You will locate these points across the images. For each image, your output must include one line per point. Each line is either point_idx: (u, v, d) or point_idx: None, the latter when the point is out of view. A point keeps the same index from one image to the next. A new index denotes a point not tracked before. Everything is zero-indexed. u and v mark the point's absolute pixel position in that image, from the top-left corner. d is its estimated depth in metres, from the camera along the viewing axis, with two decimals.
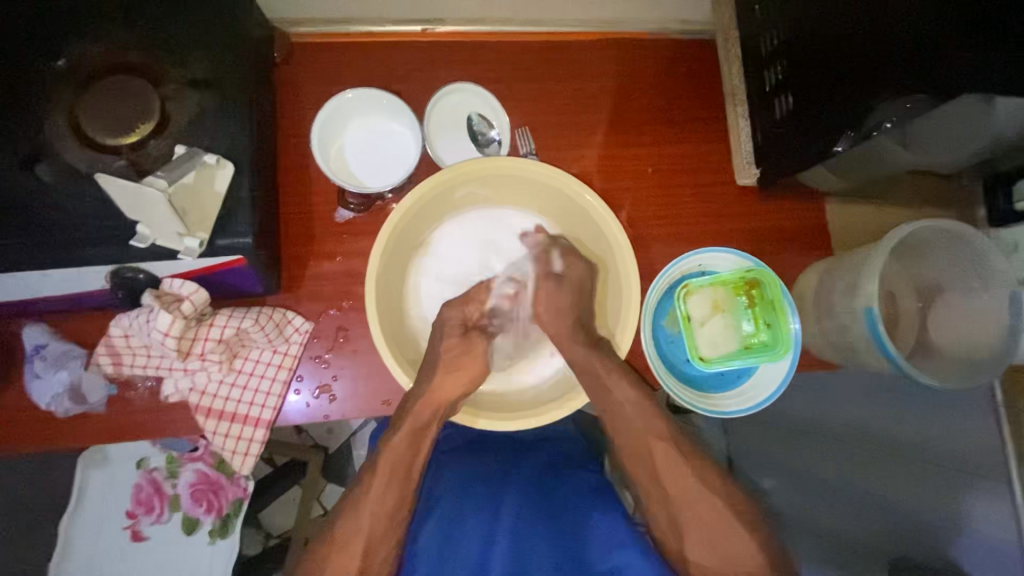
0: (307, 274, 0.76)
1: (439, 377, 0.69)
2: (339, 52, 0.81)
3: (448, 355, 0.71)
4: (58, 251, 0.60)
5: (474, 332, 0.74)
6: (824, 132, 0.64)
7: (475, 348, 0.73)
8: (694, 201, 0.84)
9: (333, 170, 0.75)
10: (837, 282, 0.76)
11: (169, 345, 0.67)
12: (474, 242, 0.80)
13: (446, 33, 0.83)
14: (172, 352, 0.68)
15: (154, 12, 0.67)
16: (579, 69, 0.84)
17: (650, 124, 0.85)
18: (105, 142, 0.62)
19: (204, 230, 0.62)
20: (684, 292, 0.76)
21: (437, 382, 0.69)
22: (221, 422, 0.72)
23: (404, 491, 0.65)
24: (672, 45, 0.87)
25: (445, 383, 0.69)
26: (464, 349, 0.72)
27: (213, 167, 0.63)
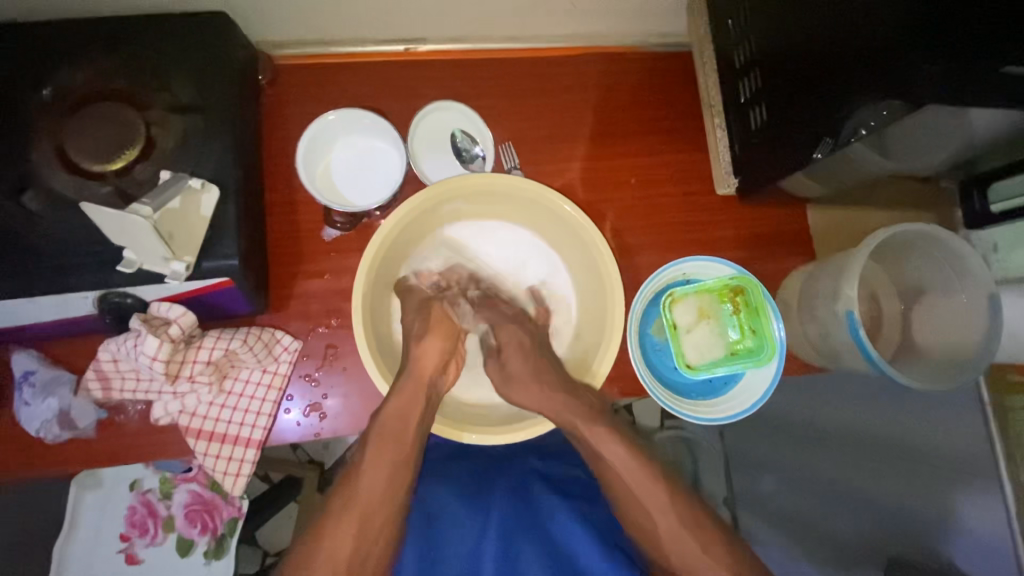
0: (295, 293, 0.76)
1: (415, 358, 0.71)
2: (324, 73, 0.82)
3: (423, 356, 0.71)
4: (48, 278, 0.61)
5: (435, 304, 0.76)
6: (802, 141, 0.65)
7: (435, 315, 0.75)
8: (678, 210, 0.86)
9: (319, 191, 0.76)
10: (820, 287, 0.77)
11: (157, 368, 0.67)
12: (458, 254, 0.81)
13: (429, 51, 0.84)
14: (161, 375, 0.68)
15: (136, 40, 0.68)
16: (560, 84, 0.86)
17: (632, 136, 0.86)
18: (90, 169, 0.63)
19: (191, 253, 0.62)
20: (669, 300, 0.77)
21: (413, 356, 0.71)
22: (212, 443, 0.72)
23: (390, 506, 0.65)
24: (650, 58, 0.88)
25: (421, 354, 0.71)
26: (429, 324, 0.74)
27: (198, 191, 0.63)
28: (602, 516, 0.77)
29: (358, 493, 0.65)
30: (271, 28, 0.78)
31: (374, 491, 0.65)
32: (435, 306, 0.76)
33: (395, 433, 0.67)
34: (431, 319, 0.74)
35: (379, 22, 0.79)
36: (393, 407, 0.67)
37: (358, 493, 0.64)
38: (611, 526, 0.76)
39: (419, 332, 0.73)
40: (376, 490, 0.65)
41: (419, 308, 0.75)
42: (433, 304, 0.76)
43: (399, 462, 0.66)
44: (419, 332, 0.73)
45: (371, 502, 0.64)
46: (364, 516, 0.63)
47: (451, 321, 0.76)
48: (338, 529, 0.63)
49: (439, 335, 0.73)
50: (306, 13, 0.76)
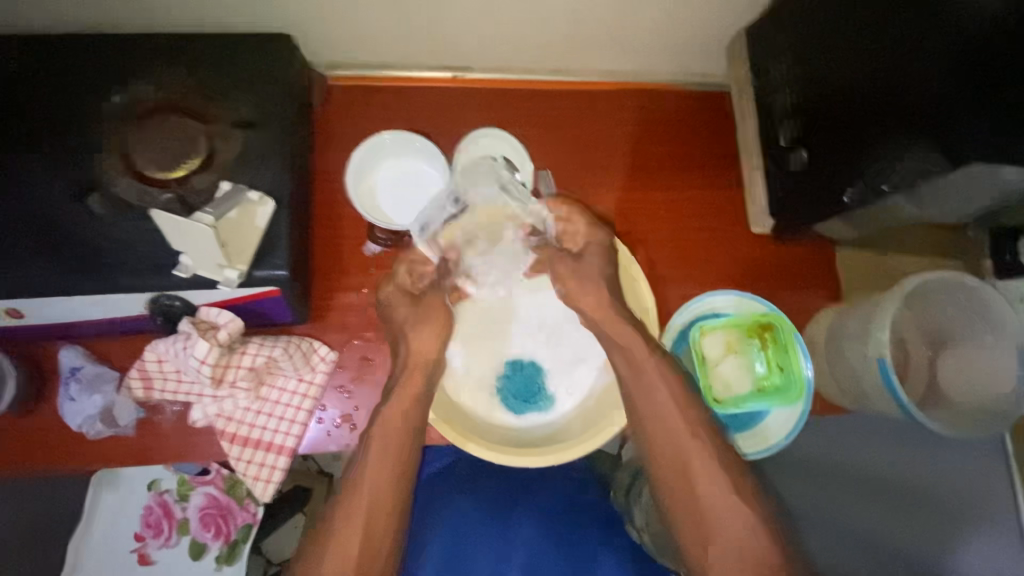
0: (334, 305, 0.78)
1: (410, 345, 0.73)
2: (375, 96, 0.86)
3: (421, 343, 0.73)
4: (109, 278, 0.64)
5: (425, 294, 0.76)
6: (848, 184, 0.66)
7: (436, 302, 0.76)
8: (709, 245, 0.87)
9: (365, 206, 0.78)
10: (848, 330, 0.79)
11: (204, 372, 0.68)
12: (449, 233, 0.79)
13: (475, 80, 0.88)
14: (206, 379, 0.69)
15: (205, 57, 0.72)
16: (598, 117, 0.89)
17: (667, 169, 0.88)
18: (156, 175, 0.66)
19: (244, 262, 0.64)
20: (698, 333, 0.78)
21: (410, 344, 0.73)
22: (245, 448, 0.73)
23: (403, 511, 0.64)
24: (688, 96, 0.91)
25: (417, 342, 0.73)
26: (424, 313, 0.75)
27: (255, 204, 0.66)
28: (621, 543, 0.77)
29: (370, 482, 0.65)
30: (328, 52, 0.82)
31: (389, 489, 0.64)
32: (434, 295, 0.77)
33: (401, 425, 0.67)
34: (429, 307, 0.76)
35: (431, 51, 0.83)
36: (395, 405, 0.69)
37: (366, 487, 0.65)
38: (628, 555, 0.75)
39: (415, 322, 0.74)
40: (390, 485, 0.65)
41: (415, 301, 0.76)
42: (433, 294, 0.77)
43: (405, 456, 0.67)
44: (415, 321, 0.74)
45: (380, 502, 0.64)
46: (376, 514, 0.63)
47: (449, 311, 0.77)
48: (354, 525, 0.63)
49: (432, 325, 0.74)
50: (362, 38, 0.79)
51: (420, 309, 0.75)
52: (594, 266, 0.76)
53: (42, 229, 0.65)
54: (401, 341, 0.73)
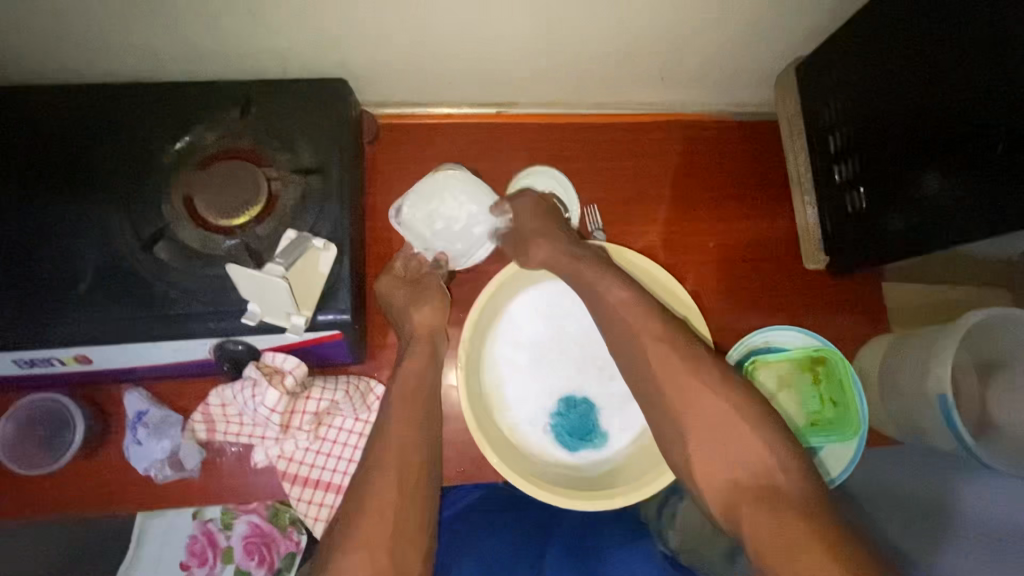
0: (388, 342, 0.79)
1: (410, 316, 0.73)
2: (423, 133, 0.87)
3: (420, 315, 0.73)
4: (178, 325, 0.65)
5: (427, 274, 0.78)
6: (910, 236, 0.66)
7: (429, 282, 0.77)
8: (756, 277, 0.88)
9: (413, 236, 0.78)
10: (902, 363, 0.78)
11: (274, 420, 0.70)
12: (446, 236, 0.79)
13: (520, 115, 0.89)
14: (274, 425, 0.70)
15: (262, 101, 0.73)
16: (642, 150, 0.90)
17: (711, 200, 0.89)
18: (217, 223, 0.67)
19: (309, 308, 0.65)
20: (752, 367, 0.78)
21: (409, 319, 0.73)
22: (305, 488, 0.73)
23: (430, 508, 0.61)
24: (731, 128, 0.91)
25: (416, 317, 0.73)
26: (417, 293, 0.75)
27: (319, 250, 0.66)
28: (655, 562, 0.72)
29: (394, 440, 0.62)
30: (378, 91, 0.83)
31: (416, 473, 0.61)
32: (429, 278, 0.77)
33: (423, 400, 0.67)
34: (422, 291, 0.76)
35: (478, 88, 0.84)
36: (406, 372, 0.69)
37: None
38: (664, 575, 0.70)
39: (415, 301, 0.74)
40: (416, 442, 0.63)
41: (410, 286, 0.76)
42: (428, 277, 0.78)
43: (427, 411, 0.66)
44: (410, 300, 0.74)
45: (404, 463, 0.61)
46: (415, 498, 0.60)
47: (441, 290, 0.77)
48: None
49: (432, 304, 0.74)
50: (414, 76, 0.80)
51: (421, 292, 0.75)
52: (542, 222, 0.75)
53: (110, 277, 0.66)
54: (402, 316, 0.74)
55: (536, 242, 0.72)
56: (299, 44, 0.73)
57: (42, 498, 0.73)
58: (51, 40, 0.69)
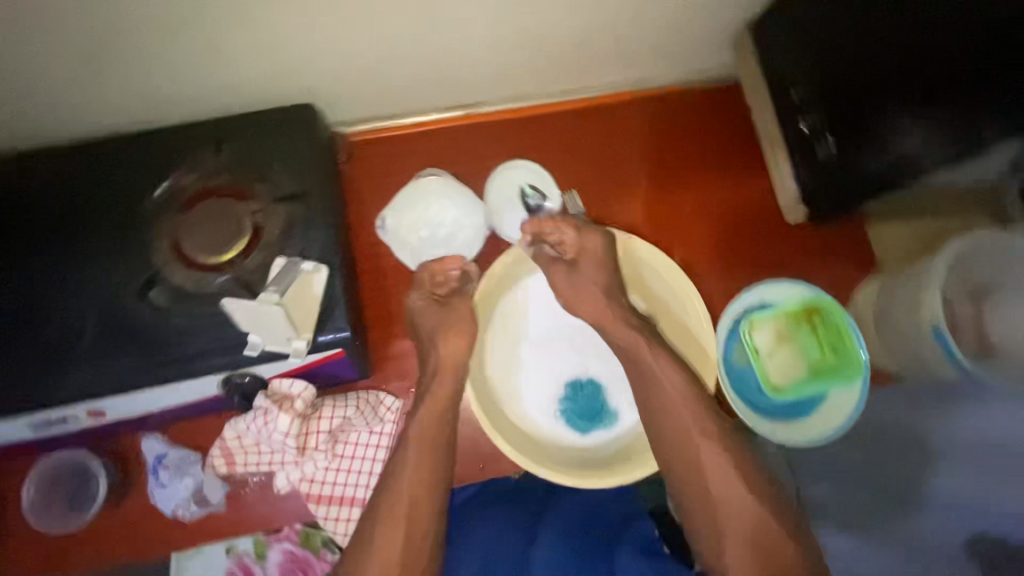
0: (391, 353, 0.80)
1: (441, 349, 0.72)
2: (396, 146, 0.88)
3: (452, 348, 0.72)
4: (185, 365, 0.66)
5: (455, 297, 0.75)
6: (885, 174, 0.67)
7: (460, 309, 0.74)
8: (742, 238, 0.89)
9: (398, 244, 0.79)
10: (897, 298, 0.80)
11: (290, 443, 0.70)
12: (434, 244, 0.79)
13: (490, 113, 0.90)
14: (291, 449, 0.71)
15: (236, 136, 0.74)
16: (613, 130, 0.91)
17: (688, 170, 0.90)
18: (205, 261, 0.69)
19: (309, 331, 0.66)
20: (749, 326, 0.81)
21: (437, 356, 0.72)
22: (331, 506, 0.74)
23: None
24: (699, 96, 0.92)
25: (445, 351, 0.72)
26: (451, 317, 0.73)
27: (310, 273, 0.68)
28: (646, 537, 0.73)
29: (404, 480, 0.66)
30: (347, 110, 0.84)
31: None
32: (462, 302, 0.75)
33: (436, 438, 0.69)
34: (455, 313, 0.74)
35: (444, 93, 0.85)
36: (433, 401, 0.70)
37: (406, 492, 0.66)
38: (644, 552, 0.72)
39: (447, 330, 0.72)
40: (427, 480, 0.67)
41: (443, 307, 0.74)
42: (458, 300, 0.75)
43: (441, 452, 0.68)
44: (448, 327, 0.73)
45: (417, 499, 0.65)
46: None
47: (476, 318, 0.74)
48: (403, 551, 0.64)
49: (463, 331, 0.73)
50: (380, 90, 0.81)
51: (451, 318, 0.74)
52: (594, 273, 0.75)
53: (110, 328, 0.67)
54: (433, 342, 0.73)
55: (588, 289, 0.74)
56: (260, 74, 0.73)
57: (76, 553, 0.74)
58: (21, 106, 0.71)
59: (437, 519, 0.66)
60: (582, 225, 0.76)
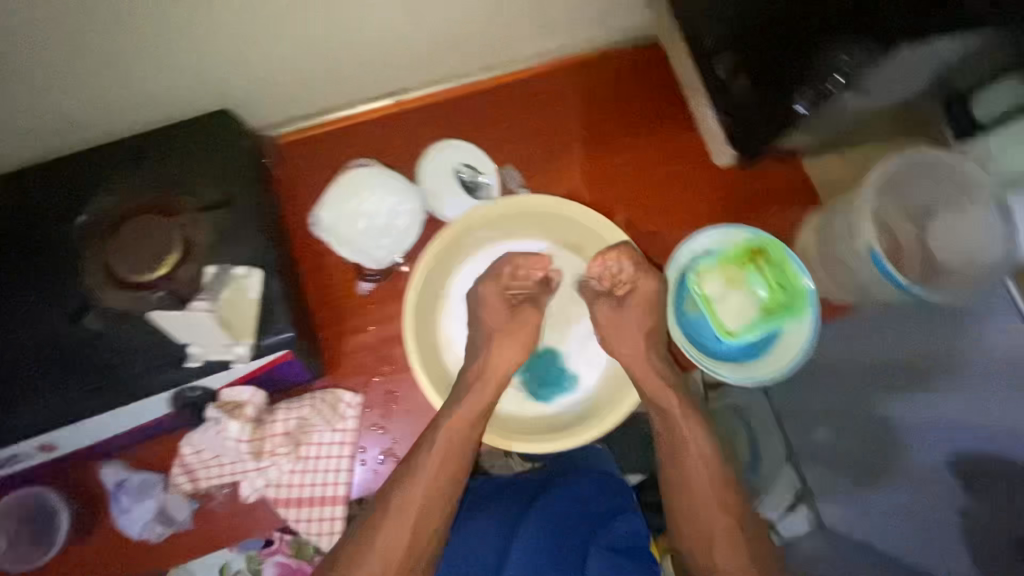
0: (345, 349, 0.79)
1: (487, 357, 0.70)
2: (326, 143, 0.88)
3: (495, 361, 0.70)
4: (129, 386, 0.65)
5: (522, 305, 0.73)
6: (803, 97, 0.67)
7: (525, 317, 0.72)
8: (683, 190, 0.89)
9: (338, 239, 0.77)
10: (835, 224, 0.81)
11: (243, 449, 0.72)
12: (377, 235, 0.78)
13: (416, 98, 0.89)
14: (246, 454, 0.72)
15: (158, 152, 0.73)
16: (543, 100, 0.91)
17: (621, 130, 0.90)
18: (136, 279, 0.60)
19: (249, 335, 0.66)
20: (696, 275, 0.82)
21: (487, 359, 0.70)
22: (301, 508, 0.74)
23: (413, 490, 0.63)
24: (623, 56, 0.92)
25: (495, 356, 0.70)
26: (509, 321, 0.72)
27: (244, 277, 0.68)
28: (636, 534, 0.70)
29: (419, 481, 0.64)
30: (271, 112, 0.83)
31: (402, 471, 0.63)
32: (528, 311, 0.73)
33: (458, 447, 0.66)
34: (516, 318, 0.72)
35: (366, 83, 0.84)
36: (468, 409, 0.67)
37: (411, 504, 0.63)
38: (633, 548, 0.68)
39: (503, 336, 0.71)
40: (444, 483, 0.64)
41: (510, 309, 0.73)
42: (525, 308, 0.73)
43: (466, 457, 0.66)
44: (492, 333, 0.71)
45: (428, 505, 0.63)
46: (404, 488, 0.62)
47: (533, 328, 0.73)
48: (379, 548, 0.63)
49: (517, 341, 0.71)
50: (300, 87, 0.80)
51: (512, 324, 0.72)
52: (640, 314, 0.72)
53: (46, 359, 0.66)
54: (482, 348, 0.71)
55: (633, 329, 0.72)
56: (171, 86, 0.72)
57: None
58: None
59: (441, 525, 0.63)
60: (643, 263, 0.73)
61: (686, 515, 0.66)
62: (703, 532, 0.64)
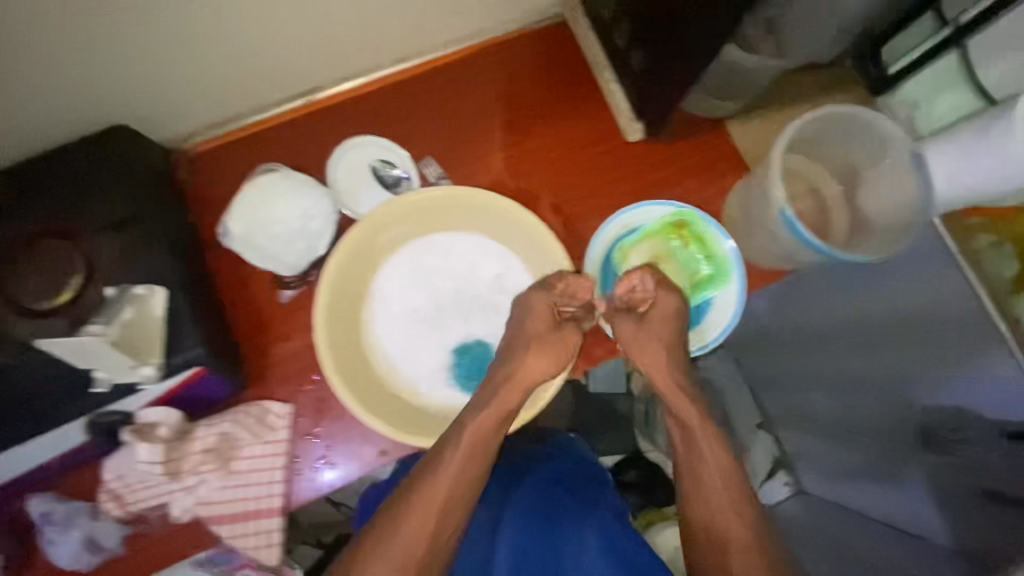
0: (271, 360, 0.78)
1: (523, 363, 0.66)
2: (238, 150, 0.85)
3: (529, 366, 0.66)
4: (36, 419, 0.63)
5: (565, 324, 0.70)
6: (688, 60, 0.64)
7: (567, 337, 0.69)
8: (607, 168, 0.88)
9: (246, 246, 0.76)
10: (754, 192, 0.79)
11: (158, 470, 0.70)
12: (289, 241, 0.76)
13: (327, 97, 0.86)
14: (162, 475, 0.71)
15: (52, 174, 0.71)
16: (459, 87, 0.88)
17: (540, 112, 0.88)
18: (42, 308, 0.59)
19: (156, 355, 0.65)
20: (621, 255, 0.80)
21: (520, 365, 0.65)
22: (236, 524, 0.73)
23: None
24: (534, 36, 0.90)
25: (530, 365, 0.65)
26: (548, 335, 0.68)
27: (146, 296, 0.66)
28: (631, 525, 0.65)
29: (444, 472, 0.59)
30: (175, 124, 0.80)
31: None
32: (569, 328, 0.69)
33: (483, 452, 0.61)
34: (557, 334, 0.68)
35: (272, 86, 0.81)
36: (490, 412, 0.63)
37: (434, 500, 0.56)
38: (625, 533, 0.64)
39: (542, 345, 0.67)
40: (472, 479, 0.59)
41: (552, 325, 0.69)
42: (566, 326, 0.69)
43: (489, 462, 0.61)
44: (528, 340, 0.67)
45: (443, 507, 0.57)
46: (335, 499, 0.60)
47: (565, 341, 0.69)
48: None
49: (547, 351, 0.67)
50: (200, 95, 0.77)
51: (552, 336, 0.68)
52: (664, 327, 0.68)
53: None
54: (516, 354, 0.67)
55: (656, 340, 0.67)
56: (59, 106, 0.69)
57: None
58: None
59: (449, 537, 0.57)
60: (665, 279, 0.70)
61: (699, 492, 0.61)
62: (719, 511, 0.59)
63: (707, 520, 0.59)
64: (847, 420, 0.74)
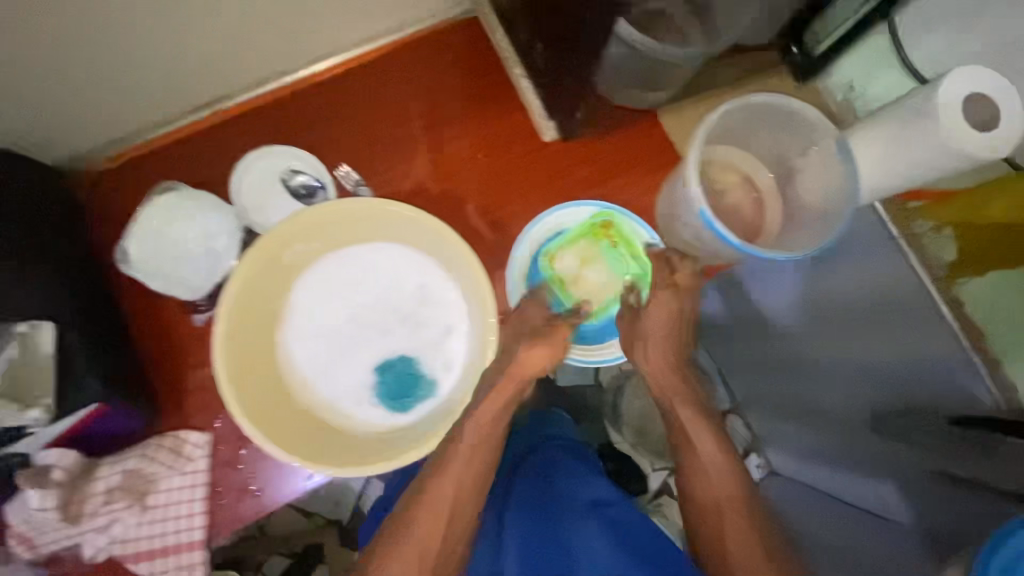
0: (188, 387, 0.75)
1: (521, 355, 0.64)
2: (143, 168, 0.80)
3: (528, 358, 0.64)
4: None
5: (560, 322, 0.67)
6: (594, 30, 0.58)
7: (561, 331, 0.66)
8: (535, 167, 0.84)
9: (145, 270, 0.72)
10: (671, 195, 0.75)
11: (53, 516, 0.66)
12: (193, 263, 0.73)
13: (235, 106, 0.81)
14: (60, 521, 0.67)
15: None
16: (375, 89, 0.83)
17: (461, 111, 0.84)
18: None
19: (47, 395, 0.61)
20: (548, 260, 0.78)
21: (521, 355, 0.64)
22: (154, 560, 0.70)
23: None
24: (451, 31, 0.85)
25: (535, 357, 0.63)
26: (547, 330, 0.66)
27: (31, 333, 0.61)
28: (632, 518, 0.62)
29: (449, 471, 0.57)
30: (69, 142, 0.75)
31: None
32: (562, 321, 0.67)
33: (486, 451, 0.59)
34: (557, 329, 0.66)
35: (172, 97, 0.76)
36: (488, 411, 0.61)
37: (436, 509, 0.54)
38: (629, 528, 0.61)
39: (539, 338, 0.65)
40: (478, 477, 0.57)
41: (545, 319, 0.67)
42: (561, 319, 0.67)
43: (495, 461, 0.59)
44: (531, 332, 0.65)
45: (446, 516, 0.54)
46: None
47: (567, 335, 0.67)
48: None
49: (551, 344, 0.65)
50: (92, 110, 0.72)
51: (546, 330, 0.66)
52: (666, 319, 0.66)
53: None
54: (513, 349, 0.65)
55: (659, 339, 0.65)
56: None
57: None
58: None
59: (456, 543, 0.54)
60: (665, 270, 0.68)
61: (696, 466, 0.57)
62: (712, 480, 0.55)
63: (701, 491, 0.55)
64: (831, 408, 0.74)
